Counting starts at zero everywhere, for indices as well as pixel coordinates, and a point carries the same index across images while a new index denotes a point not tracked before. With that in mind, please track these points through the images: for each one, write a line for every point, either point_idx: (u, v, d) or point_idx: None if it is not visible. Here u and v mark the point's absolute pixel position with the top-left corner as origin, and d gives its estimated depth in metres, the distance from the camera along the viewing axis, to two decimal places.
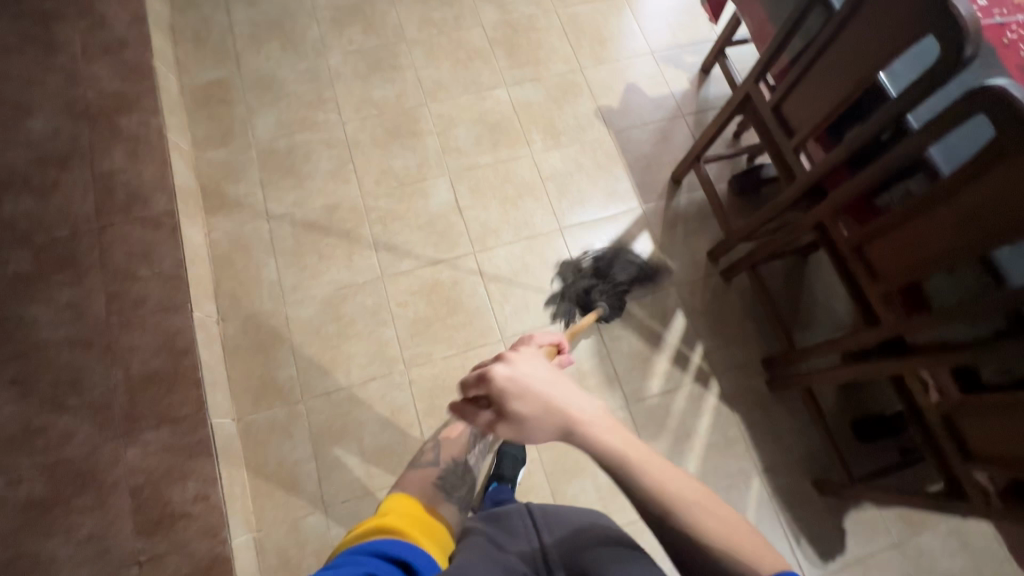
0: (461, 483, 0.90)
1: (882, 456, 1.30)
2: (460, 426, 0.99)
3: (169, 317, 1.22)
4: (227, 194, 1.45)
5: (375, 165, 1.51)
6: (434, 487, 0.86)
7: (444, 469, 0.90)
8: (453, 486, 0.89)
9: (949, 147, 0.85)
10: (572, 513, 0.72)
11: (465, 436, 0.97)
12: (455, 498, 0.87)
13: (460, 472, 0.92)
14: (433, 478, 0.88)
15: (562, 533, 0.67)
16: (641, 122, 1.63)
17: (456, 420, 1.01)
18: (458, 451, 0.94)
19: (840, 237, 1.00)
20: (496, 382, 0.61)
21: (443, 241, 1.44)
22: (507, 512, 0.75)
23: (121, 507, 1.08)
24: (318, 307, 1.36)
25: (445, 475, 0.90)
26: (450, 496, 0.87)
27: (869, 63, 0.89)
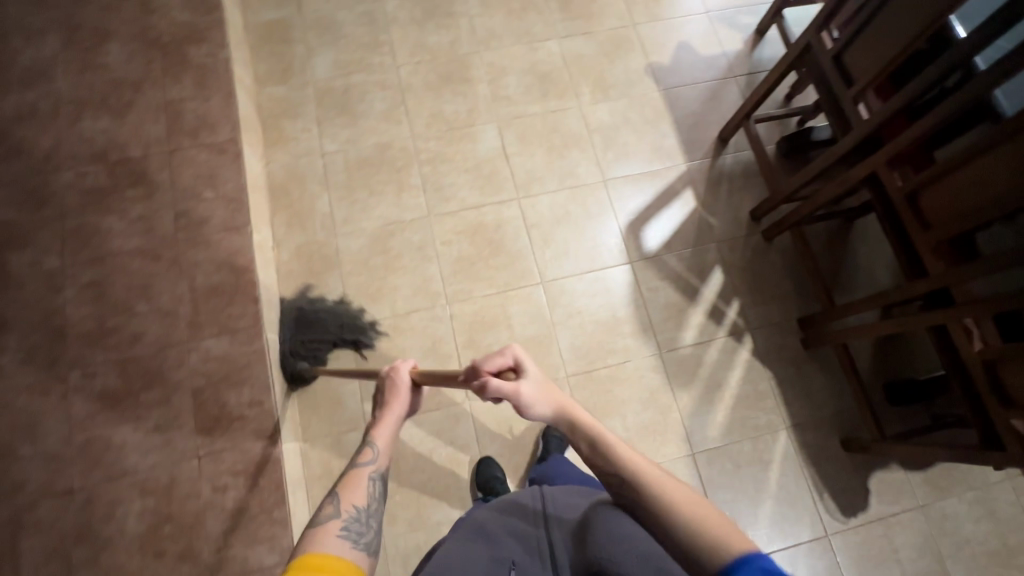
0: (370, 529, 0.67)
1: (911, 420, 1.31)
2: (355, 475, 0.75)
3: (230, 236, 1.29)
4: (285, 129, 1.51)
5: (427, 108, 1.54)
6: (341, 541, 0.62)
7: (350, 519, 0.67)
8: (360, 533, 0.66)
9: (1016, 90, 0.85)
10: (576, 496, 0.80)
11: (366, 481, 0.74)
12: (365, 547, 0.64)
13: (366, 519, 0.68)
14: (338, 531, 0.64)
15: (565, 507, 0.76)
16: (690, 81, 1.62)
17: (351, 468, 0.76)
18: (361, 497, 0.72)
19: (894, 187, 1.00)
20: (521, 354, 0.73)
21: (489, 185, 1.48)
22: (521, 492, 0.83)
23: (184, 404, 1.17)
24: (367, 239, 1.42)
25: (352, 529, 0.65)
26: (361, 544, 0.64)
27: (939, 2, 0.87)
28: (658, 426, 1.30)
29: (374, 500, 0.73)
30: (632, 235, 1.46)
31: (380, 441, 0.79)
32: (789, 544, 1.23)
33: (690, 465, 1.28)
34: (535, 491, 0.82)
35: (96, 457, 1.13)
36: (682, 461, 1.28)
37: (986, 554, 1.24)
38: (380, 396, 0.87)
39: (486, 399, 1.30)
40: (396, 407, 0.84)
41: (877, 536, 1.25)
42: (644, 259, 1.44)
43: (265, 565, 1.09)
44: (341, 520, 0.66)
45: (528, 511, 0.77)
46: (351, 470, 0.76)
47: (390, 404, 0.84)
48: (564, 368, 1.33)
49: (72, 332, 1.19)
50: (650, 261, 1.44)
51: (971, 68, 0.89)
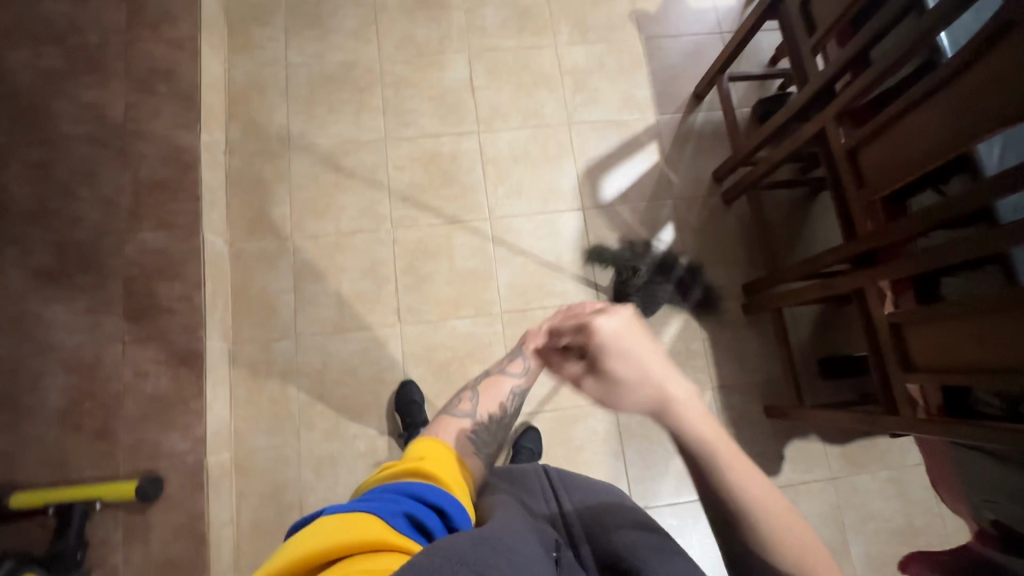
0: (492, 439, 0.82)
1: (838, 395, 1.30)
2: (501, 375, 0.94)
3: (179, 133, 1.28)
4: (251, 35, 1.48)
5: (398, 31, 1.50)
6: (467, 441, 0.78)
7: (479, 422, 0.82)
8: (485, 441, 0.80)
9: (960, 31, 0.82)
10: (587, 482, 0.77)
11: (504, 393, 0.89)
12: (484, 454, 0.79)
13: (493, 429, 0.83)
14: (466, 431, 0.79)
15: (579, 497, 0.72)
16: (675, 33, 1.56)
17: (499, 372, 0.93)
18: (496, 407, 0.87)
19: (837, 143, 0.97)
20: (597, 334, 0.60)
21: (451, 115, 1.45)
22: (522, 473, 0.80)
23: (115, 291, 1.19)
24: (320, 155, 1.41)
25: (477, 431, 0.81)
26: (480, 451, 0.78)
27: None
28: None
29: (508, 410, 0.88)
30: (589, 182, 1.43)
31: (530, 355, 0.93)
32: (693, 497, 1.26)
33: (609, 412, 1.29)
34: (541, 473, 0.78)
35: (24, 330, 1.15)
36: (602, 406, 1.29)
37: (888, 531, 1.25)
38: None
39: (417, 326, 1.32)
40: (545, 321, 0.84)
41: None
42: (597, 207, 1.42)
43: (177, 451, 1.13)
44: (473, 421, 0.82)
45: (540, 494, 0.73)
46: (497, 376, 0.92)
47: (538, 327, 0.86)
48: (499, 304, 1.34)
49: (12, 209, 1.21)
50: (603, 210, 1.42)
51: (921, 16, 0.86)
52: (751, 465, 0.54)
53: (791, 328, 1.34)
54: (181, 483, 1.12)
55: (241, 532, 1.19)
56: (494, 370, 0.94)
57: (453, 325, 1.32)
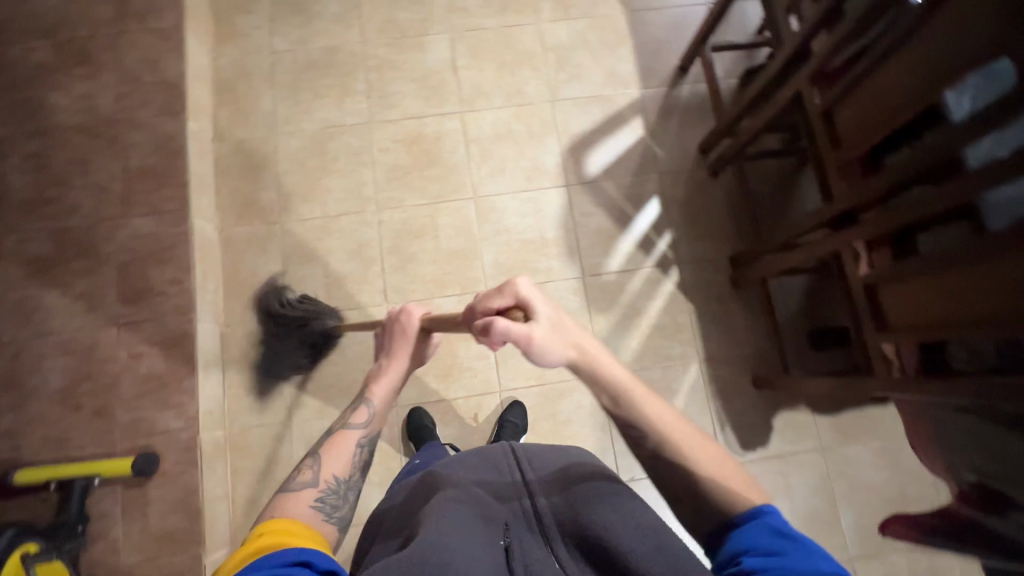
0: (344, 501, 0.75)
1: (826, 364, 1.29)
2: (345, 438, 0.81)
3: (167, 121, 1.31)
4: (237, 24, 1.49)
5: (380, 14, 1.51)
6: (313, 513, 0.70)
7: (326, 488, 0.73)
8: (334, 506, 0.73)
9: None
10: (554, 455, 0.75)
11: (352, 447, 0.81)
12: (336, 520, 0.73)
13: (343, 490, 0.75)
14: (311, 501, 0.71)
15: (546, 470, 0.71)
16: (659, 5, 1.54)
17: (341, 428, 0.82)
18: (343, 465, 0.78)
19: (812, 105, 0.96)
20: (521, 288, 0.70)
21: (434, 97, 1.46)
22: (489, 451, 0.77)
23: (110, 276, 1.23)
24: (306, 140, 1.42)
25: (325, 498, 0.73)
26: (332, 517, 0.72)
27: None
28: None
29: (358, 465, 0.80)
30: (573, 158, 1.43)
31: (376, 401, 0.85)
32: None
33: None
34: (506, 449, 0.76)
35: (24, 315, 1.19)
36: None
37: (880, 500, 1.25)
38: (387, 343, 0.94)
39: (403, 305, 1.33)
40: (399, 362, 0.91)
41: (773, 471, 1.26)
42: (582, 183, 1.41)
43: (172, 428, 1.17)
44: (318, 490, 0.73)
45: (503, 470, 0.72)
46: (340, 432, 0.82)
47: (394, 355, 0.92)
48: (484, 283, 1.35)
49: (11, 200, 1.25)
50: (588, 186, 1.41)
51: None
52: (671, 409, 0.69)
53: (778, 299, 1.33)
54: (176, 459, 1.16)
55: (238, 506, 1.23)
56: (336, 425, 0.84)
57: (439, 304, 1.34)
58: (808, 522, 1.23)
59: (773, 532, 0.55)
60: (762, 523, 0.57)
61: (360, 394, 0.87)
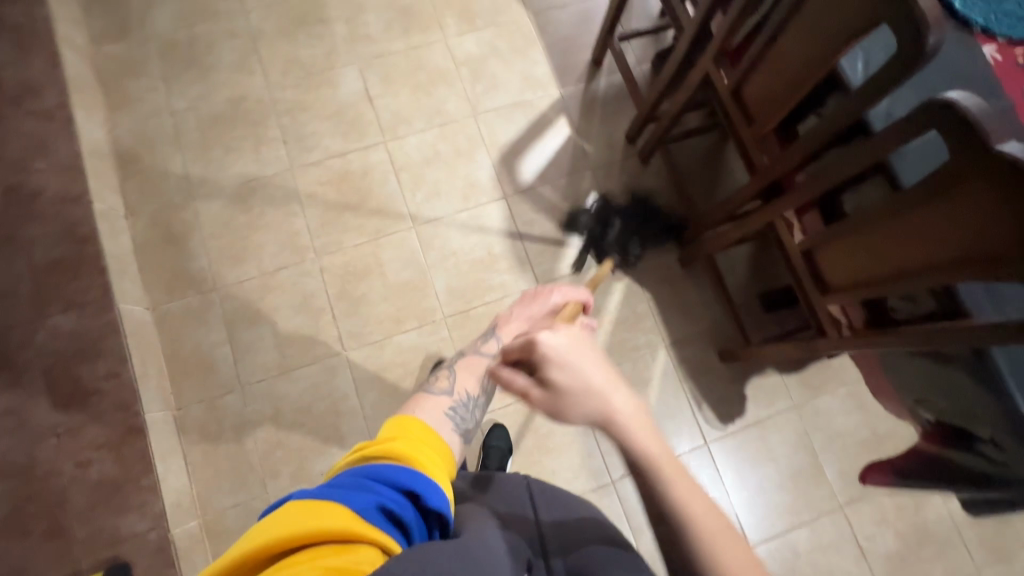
0: (471, 415, 0.83)
1: (783, 325, 1.33)
2: (476, 361, 0.93)
3: (69, 206, 1.22)
4: (128, 90, 1.41)
5: (282, 55, 1.45)
6: (445, 418, 0.78)
7: (457, 400, 0.83)
8: (463, 416, 0.81)
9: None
10: (564, 495, 0.74)
11: (482, 372, 0.91)
12: (461, 429, 0.80)
13: (470, 406, 0.84)
14: (445, 408, 0.79)
15: (559, 513, 0.70)
16: (562, 3, 1.54)
17: (474, 354, 0.95)
18: (473, 386, 0.87)
19: (721, 85, 0.98)
20: (540, 347, 0.60)
21: (353, 130, 1.41)
22: (501, 482, 0.75)
23: (35, 384, 1.12)
24: (227, 199, 1.35)
25: (456, 408, 0.81)
26: (458, 427, 0.79)
27: None
28: None
29: (483, 389, 0.89)
30: (506, 169, 1.42)
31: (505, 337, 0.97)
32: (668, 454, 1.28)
33: None
34: (520, 480, 0.75)
35: None
36: None
37: (857, 444, 1.30)
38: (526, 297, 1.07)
39: (361, 350, 1.29)
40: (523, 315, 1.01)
41: (754, 438, 1.29)
42: (519, 193, 1.40)
43: (137, 531, 1.09)
44: (451, 399, 0.82)
45: (518, 504, 0.71)
46: (470, 355, 0.95)
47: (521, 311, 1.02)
48: (441, 310, 1.32)
49: None
50: (525, 194, 1.40)
51: None
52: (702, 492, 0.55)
53: (727, 271, 1.36)
54: (149, 563, 1.08)
55: None
56: (468, 351, 0.97)
57: (398, 341, 1.30)
58: (795, 480, 1.27)
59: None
60: None
61: (491, 331, 1.00)
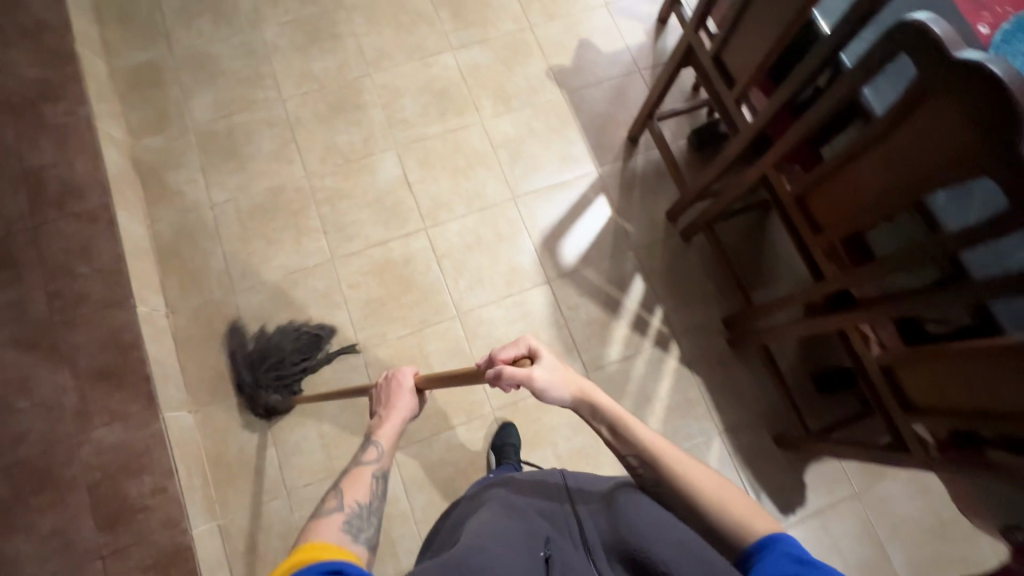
0: (370, 525, 0.68)
1: (839, 409, 1.30)
2: (358, 474, 0.74)
3: (112, 312, 1.19)
4: (167, 183, 1.40)
5: (319, 142, 1.45)
6: (343, 534, 0.64)
7: (352, 512, 0.68)
8: (360, 528, 0.67)
9: (883, 91, 0.77)
10: (601, 478, 0.78)
11: (368, 480, 0.74)
12: (364, 542, 0.66)
13: (366, 515, 0.69)
14: (340, 524, 0.65)
15: (592, 490, 0.74)
16: (595, 81, 1.55)
17: (355, 466, 0.76)
18: (364, 493, 0.72)
19: (784, 192, 0.96)
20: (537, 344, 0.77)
21: (394, 218, 1.40)
22: (541, 478, 0.80)
23: (80, 502, 1.08)
24: (268, 292, 1.33)
25: (352, 521, 0.67)
26: (360, 538, 0.65)
27: (796, 6, 0.81)
28: (591, 450, 1.27)
29: (377, 495, 0.74)
30: (548, 252, 1.40)
31: (382, 439, 0.80)
32: None
33: None
34: (557, 475, 0.79)
35: None
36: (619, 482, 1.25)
37: (922, 531, 1.26)
38: (377, 403, 0.91)
39: (410, 448, 1.25)
40: (400, 408, 0.86)
41: (817, 530, 1.25)
42: (562, 276, 1.39)
43: None
44: (343, 513, 0.67)
45: (552, 496, 0.74)
46: (353, 468, 0.76)
47: (391, 407, 0.87)
48: (489, 403, 1.29)
49: None
50: (569, 277, 1.39)
51: (840, 66, 0.81)
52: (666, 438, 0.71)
53: (778, 352, 1.33)
54: None
55: None
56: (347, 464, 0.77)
57: (447, 437, 1.26)
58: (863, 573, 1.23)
59: (795, 562, 0.54)
60: (781, 553, 0.56)
61: (366, 437, 0.82)
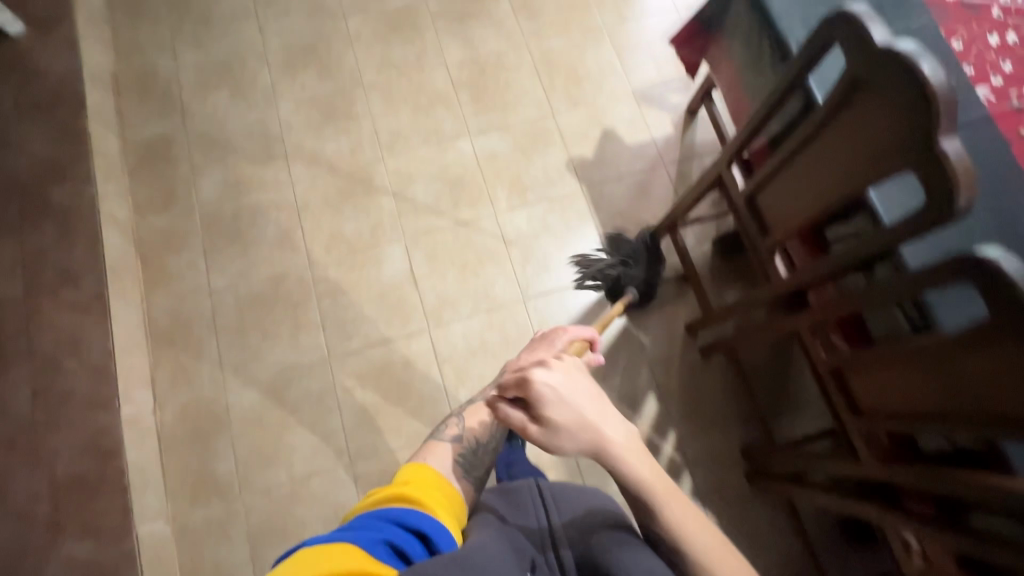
0: (480, 460, 0.84)
1: (868, 566, 1.17)
2: (480, 409, 0.91)
3: (96, 414, 1.15)
4: (168, 266, 1.36)
5: (325, 229, 1.40)
6: (454, 464, 0.81)
7: (466, 446, 0.84)
8: (470, 467, 0.82)
9: (947, 302, 0.69)
10: (580, 491, 0.72)
11: (488, 420, 0.89)
12: (473, 477, 0.81)
13: (479, 452, 0.85)
14: (454, 455, 0.82)
15: (571, 507, 0.69)
16: (617, 175, 1.48)
17: (480, 401, 0.93)
18: (481, 432, 0.87)
19: (819, 358, 0.87)
20: (543, 386, 0.64)
21: (396, 316, 1.33)
22: (515, 490, 0.74)
23: None
24: (260, 391, 1.27)
25: (464, 455, 0.83)
26: (469, 475, 0.81)
27: (840, 189, 0.72)
28: None
29: (493, 435, 0.88)
30: None
31: None
32: None
33: None
34: (532, 487, 0.73)
35: None
36: None
37: None
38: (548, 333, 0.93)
39: None
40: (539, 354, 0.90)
41: None
42: None
43: None
44: (458, 445, 0.84)
45: (530, 509, 0.69)
46: (476, 405, 0.92)
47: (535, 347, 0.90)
48: None
49: None
50: None
51: (899, 258, 0.72)
52: (699, 516, 0.63)
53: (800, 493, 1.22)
54: None
55: None
56: (478, 400, 0.95)
57: None
58: None
59: None
60: None
61: (500, 375, 0.97)
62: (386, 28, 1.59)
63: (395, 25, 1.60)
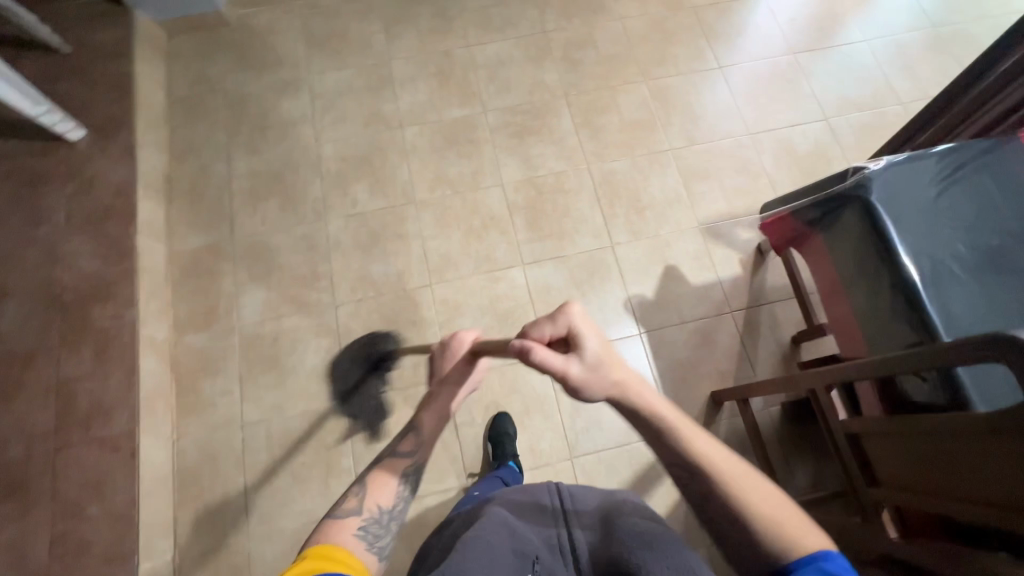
0: (387, 531, 0.66)
1: None
2: (387, 472, 0.71)
3: (113, 571, 1.08)
4: (202, 392, 1.31)
5: (366, 361, 1.33)
6: (357, 540, 0.62)
7: (370, 517, 0.65)
8: (377, 535, 0.64)
9: None
10: (595, 493, 0.71)
11: (398, 476, 0.72)
12: (379, 550, 0.63)
13: (387, 520, 0.67)
14: (355, 529, 0.63)
15: (587, 508, 0.67)
16: (678, 319, 1.37)
17: (389, 457, 0.73)
18: (388, 495, 0.69)
19: None
20: (575, 325, 0.64)
21: (433, 469, 1.25)
22: (534, 490, 0.72)
23: None
24: (285, 545, 1.19)
25: (369, 527, 0.64)
26: (376, 546, 0.63)
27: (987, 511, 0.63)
28: None
29: (403, 496, 0.71)
30: None
31: (426, 430, 0.75)
32: None
33: None
34: (550, 487, 0.71)
35: None
36: None
37: None
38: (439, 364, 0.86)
39: None
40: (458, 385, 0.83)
41: None
42: None
43: None
44: (361, 518, 0.65)
45: (545, 508, 0.67)
46: (382, 463, 0.73)
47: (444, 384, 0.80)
48: None
49: None
50: None
51: None
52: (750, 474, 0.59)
53: None
54: None
55: None
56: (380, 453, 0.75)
57: None
58: None
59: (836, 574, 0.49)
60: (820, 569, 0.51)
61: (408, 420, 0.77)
62: (443, 140, 1.55)
63: (452, 137, 1.55)
